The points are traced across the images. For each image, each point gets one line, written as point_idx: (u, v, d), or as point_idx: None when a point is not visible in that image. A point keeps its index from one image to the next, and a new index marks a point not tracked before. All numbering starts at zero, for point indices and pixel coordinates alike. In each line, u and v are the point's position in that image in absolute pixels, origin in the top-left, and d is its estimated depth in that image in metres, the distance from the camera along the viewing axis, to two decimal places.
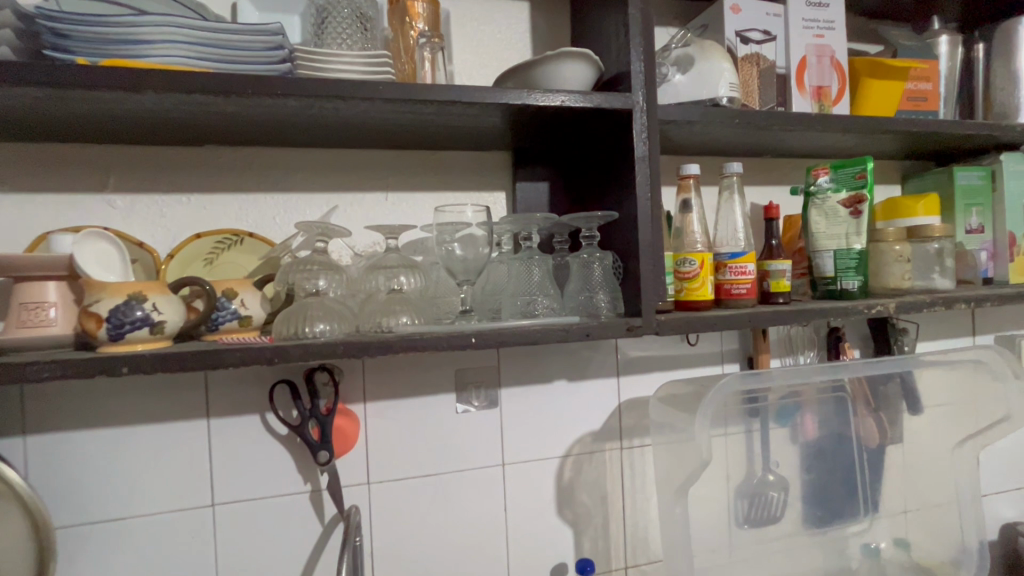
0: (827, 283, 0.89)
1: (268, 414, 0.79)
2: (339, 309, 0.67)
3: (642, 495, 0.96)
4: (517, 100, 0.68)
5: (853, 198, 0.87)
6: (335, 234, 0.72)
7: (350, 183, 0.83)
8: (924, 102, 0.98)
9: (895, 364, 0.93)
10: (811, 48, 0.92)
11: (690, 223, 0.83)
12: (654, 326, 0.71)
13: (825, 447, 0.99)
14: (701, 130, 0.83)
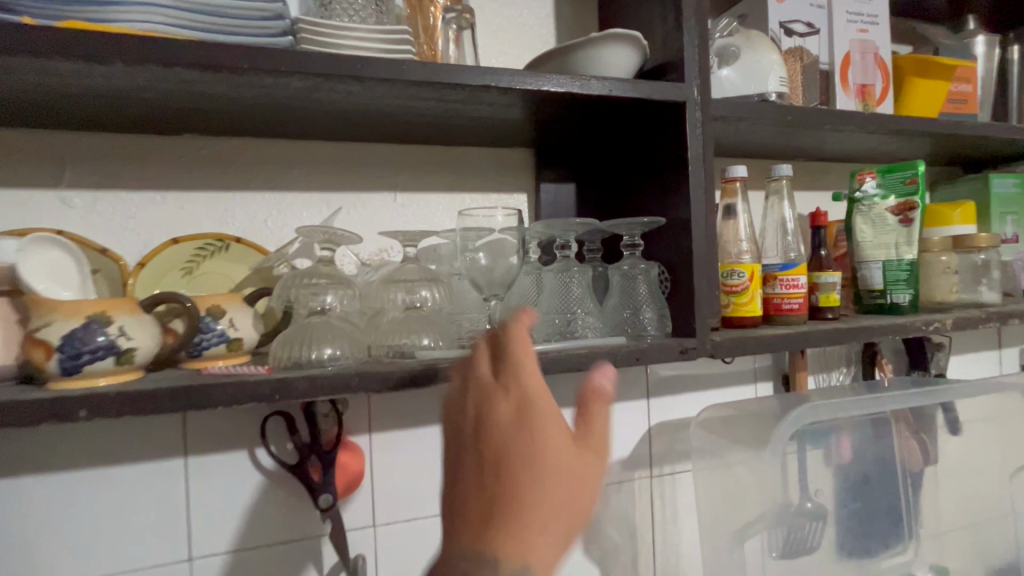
0: (874, 296, 0.82)
1: (258, 450, 0.67)
2: (350, 331, 0.57)
3: (673, 527, 0.88)
4: (560, 86, 0.58)
5: (903, 204, 0.80)
6: (345, 242, 0.61)
7: (353, 182, 0.73)
8: (965, 105, 0.92)
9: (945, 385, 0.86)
10: (855, 43, 0.85)
11: (737, 231, 0.75)
12: (709, 348, 0.63)
13: (867, 472, 0.90)
14: (746, 128, 0.76)
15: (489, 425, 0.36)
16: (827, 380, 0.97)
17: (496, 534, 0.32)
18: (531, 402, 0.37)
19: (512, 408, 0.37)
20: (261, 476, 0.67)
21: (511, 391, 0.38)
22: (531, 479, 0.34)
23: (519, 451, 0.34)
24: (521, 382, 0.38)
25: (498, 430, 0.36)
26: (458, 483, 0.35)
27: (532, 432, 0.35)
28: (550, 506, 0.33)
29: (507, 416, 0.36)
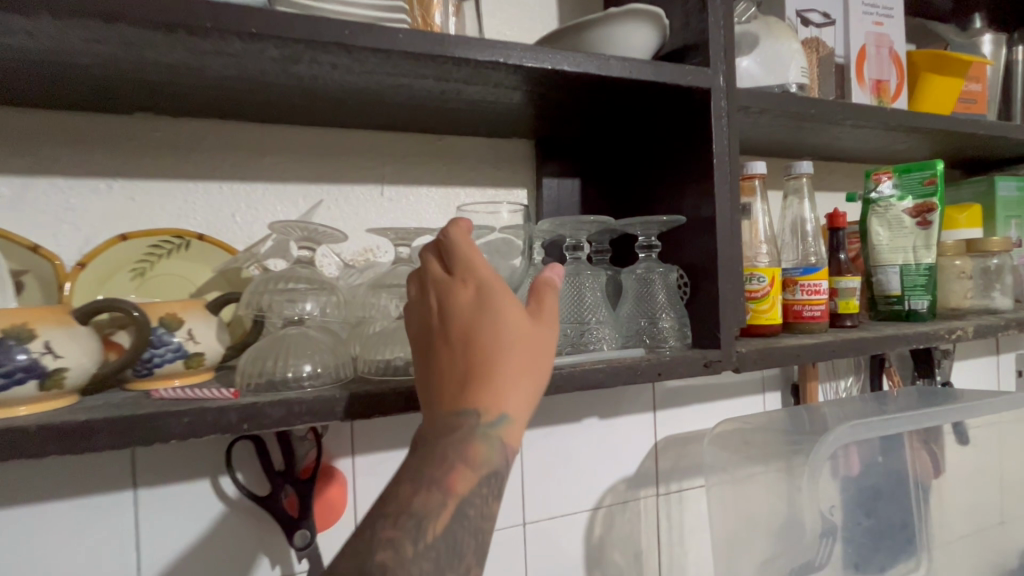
0: (890, 302, 0.79)
1: (222, 479, 0.58)
2: (331, 344, 0.49)
3: (680, 548, 0.82)
4: (579, 66, 0.51)
5: (922, 206, 0.77)
6: (326, 241, 0.53)
7: (335, 173, 0.64)
8: (974, 105, 0.88)
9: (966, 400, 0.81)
10: (870, 36, 0.81)
11: (756, 233, 0.69)
12: (734, 361, 0.57)
13: (880, 487, 0.84)
14: (764, 122, 0.71)
15: (453, 308, 0.39)
16: (834, 389, 0.94)
17: (473, 394, 0.37)
18: (485, 284, 0.40)
19: (469, 291, 0.40)
20: (227, 509, 0.58)
21: (463, 277, 0.41)
22: (496, 348, 0.38)
23: (481, 327, 0.38)
24: (474, 270, 0.41)
25: (458, 310, 0.39)
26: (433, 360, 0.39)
27: (491, 308, 0.39)
28: (520, 364, 0.38)
29: (467, 302, 0.39)
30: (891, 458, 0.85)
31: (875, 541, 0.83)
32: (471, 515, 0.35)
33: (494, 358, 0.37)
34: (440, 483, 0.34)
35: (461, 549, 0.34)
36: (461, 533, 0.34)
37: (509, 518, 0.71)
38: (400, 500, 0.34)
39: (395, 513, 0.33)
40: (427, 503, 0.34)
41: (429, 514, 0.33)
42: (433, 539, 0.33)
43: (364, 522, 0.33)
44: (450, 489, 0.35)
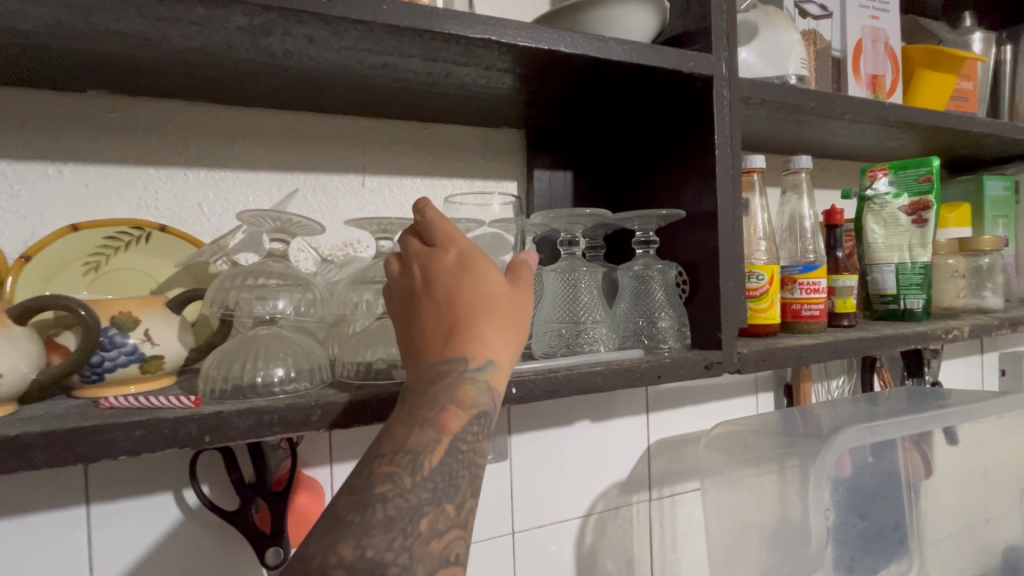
0: (886, 301, 0.78)
1: (187, 492, 0.54)
2: (307, 346, 0.45)
3: (672, 554, 0.80)
4: (576, 48, 0.48)
5: (918, 204, 0.75)
6: (301, 233, 0.48)
7: (311, 162, 0.60)
8: (965, 103, 0.87)
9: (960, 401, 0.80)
10: (867, 30, 0.79)
11: (755, 230, 0.67)
12: (735, 363, 0.55)
13: (878, 489, 0.82)
14: (762, 115, 0.68)
15: (436, 270, 0.41)
16: (827, 389, 0.92)
17: (459, 344, 0.39)
18: (466, 250, 0.42)
19: (450, 255, 0.42)
20: (193, 524, 0.54)
21: (443, 244, 0.43)
22: (478, 304, 0.40)
23: (463, 285, 0.40)
24: (454, 238, 0.43)
25: (441, 272, 0.41)
26: (418, 319, 0.41)
27: (472, 270, 0.41)
28: (500, 318, 0.40)
29: (448, 264, 0.41)
30: (882, 458, 0.82)
31: (869, 544, 0.81)
32: (466, 451, 0.36)
33: (477, 312, 0.40)
34: (434, 421, 0.36)
35: (457, 482, 0.35)
36: (457, 468, 0.35)
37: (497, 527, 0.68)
38: (395, 441, 0.35)
39: (391, 453, 0.35)
40: (422, 441, 0.35)
41: (425, 449, 0.35)
42: (429, 472, 0.34)
43: (362, 463, 0.35)
44: (443, 427, 0.36)
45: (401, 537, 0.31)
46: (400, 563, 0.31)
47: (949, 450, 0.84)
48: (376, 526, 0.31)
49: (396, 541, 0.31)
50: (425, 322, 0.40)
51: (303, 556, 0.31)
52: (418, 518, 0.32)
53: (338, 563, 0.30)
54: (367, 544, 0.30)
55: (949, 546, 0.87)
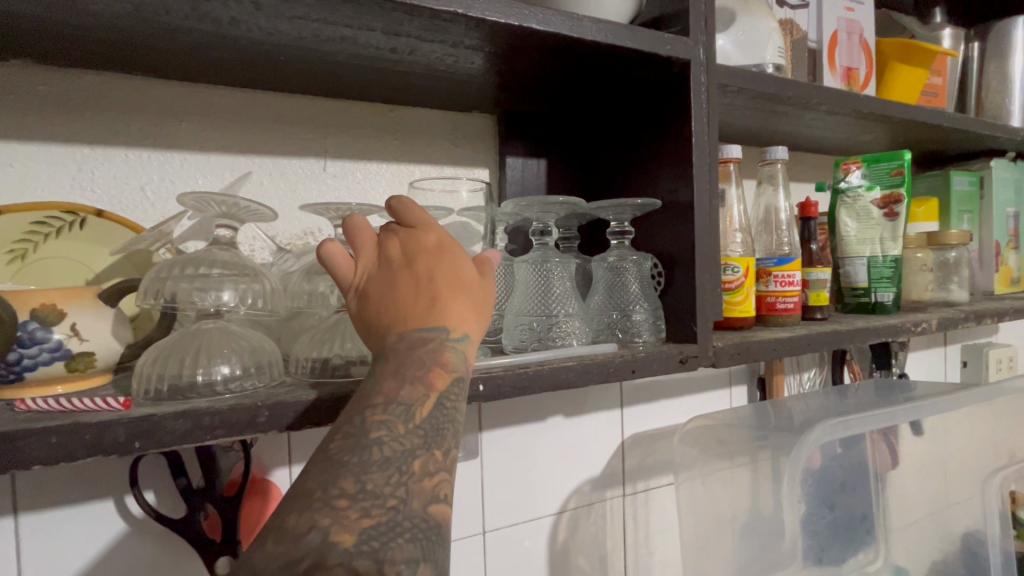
0: (857, 295, 0.78)
1: (129, 498, 0.50)
2: (256, 341, 0.41)
3: (645, 550, 0.79)
4: (547, 25, 0.45)
5: (889, 198, 0.75)
6: (250, 218, 0.45)
7: (267, 143, 0.56)
8: (935, 99, 0.88)
9: (927, 394, 0.81)
10: (842, 22, 0.79)
11: (731, 221, 0.66)
12: (710, 357, 0.53)
13: (847, 480, 0.83)
14: (739, 104, 0.67)
15: (415, 246, 0.39)
16: (798, 382, 0.93)
17: (440, 316, 0.37)
18: (445, 233, 0.40)
19: (430, 236, 0.40)
20: (138, 532, 0.50)
21: (421, 224, 0.40)
22: (458, 282, 0.38)
23: (445, 263, 0.38)
24: (432, 221, 0.41)
25: (421, 249, 0.39)
26: (390, 291, 0.37)
27: (453, 252, 0.39)
28: (476, 299, 0.39)
29: (428, 241, 0.39)
30: (852, 450, 0.83)
31: (837, 533, 0.82)
32: (450, 407, 0.34)
33: (457, 291, 0.38)
34: (422, 378, 0.34)
35: (446, 431, 0.33)
36: (445, 421, 0.33)
37: (466, 527, 0.65)
38: (386, 392, 0.33)
39: (382, 403, 0.32)
40: (411, 395, 0.33)
41: (416, 401, 0.33)
42: (421, 421, 0.32)
43: (350, 411, 0.32)
44: (430, 384, 0.34)
45: (397, 474, 0.29)
46: (397, 498, 0.28)
47: (915, 441, 0.86)
48: (374, 464, 0.29)
49: (393, 478, 0.29)
50: (400, 294, 0.37)
51: (298, 493, 0.28)
52: (411, 459, 0.30)
53: (339, 496, 0.27)
54: (367, 479, 0.28)
55: (916, 534, 0.88)
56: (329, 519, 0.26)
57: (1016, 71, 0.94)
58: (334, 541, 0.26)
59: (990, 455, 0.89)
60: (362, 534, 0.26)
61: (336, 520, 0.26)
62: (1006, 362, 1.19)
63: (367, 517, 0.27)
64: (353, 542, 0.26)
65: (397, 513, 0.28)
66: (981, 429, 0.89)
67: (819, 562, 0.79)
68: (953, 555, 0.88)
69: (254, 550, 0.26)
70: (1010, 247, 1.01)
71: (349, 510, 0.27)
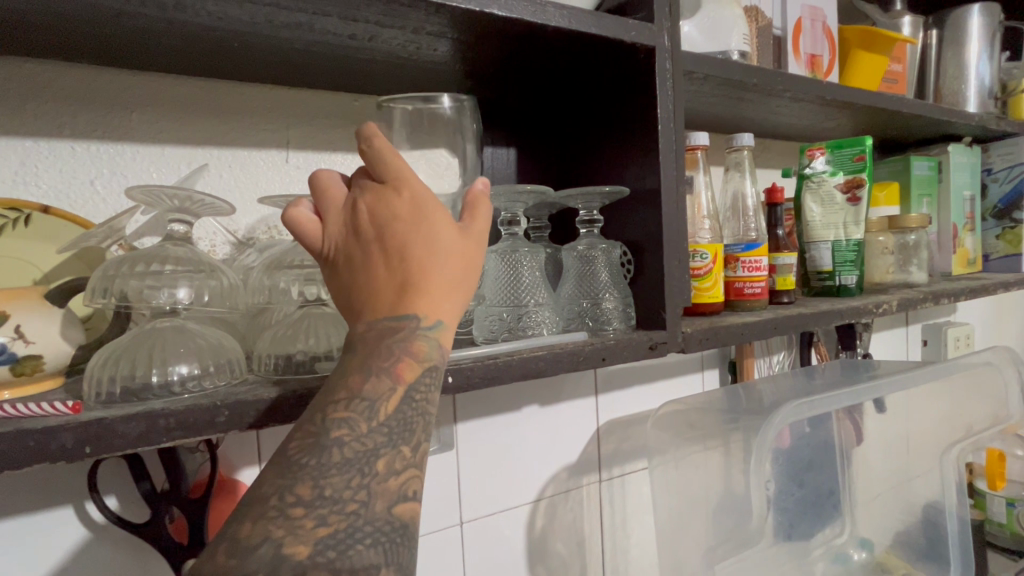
0: (822, 278, 0.80)
1: (89, 503, 0.48)
2: (215, 340, 0.40)
3: (622, 532, 0.80)
4: (509, 11, 0.44)
5: (851, 182, 0.77)
6: (205, 212, 0.43)
7: (225, 136, 0.54)
8: (895, 86, 0.90)
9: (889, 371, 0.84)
10: (806, 9, 0.80)
11: (700, 208, 0.67)
12: (679, 343, 0.54)
13: (814, 459, 0.86)
14: (706, 91, 0.67)
15: (387, 215, 0.36)
16: (768, 365, 0.95)
17: (411, 299, 0.35)
18: (420, 192, 0.37)
19: (402, 200, 0.36)
20: (97, 541, 0.48)
21: (394, 183, 0.37)
22: (432, 257, 0.35)
23: (418, 235, 0.35)
24: (406, 177, 0.37)
25: (391, 217, 0.35)
26: (360, 268, 0.36)
27: (428, 220, 0.36)
28: (453, 273, 0.36)
29: (401, 209, 0.36)
30: (819, 429, 0.87)
31: (805, 509, 0.85)
32: (420, 400, 0.33)
33: (431, 266, 0.35)
34: (389, 370, 0.33)
35: (414, 427, 0.32)
36: (414, 416, 0.32)
37: (429, 524, 0.64)
38: (349, 385, 0.32)
39: (345, 398, 0.31)
40: (376, 390, 0.32)
41: (380, 397, 0.32)
42: (386, 417, 0.31)
43: (311, 409, 0.31)
44: (398, 376, 0.33)
45: (358, 477, 0.29)
46: (358, 501, 0.28)
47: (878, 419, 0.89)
48: (333, 467, 0.28)
49: (354, 481, 0.29)
50: (370, 272, 0.35)
51: (252, 497, 0.28)
52: (374, 459, 0.30)
53: (295, 504, 0.27)
54: (325, 483, 0.28)
55: (879, 505, 0.93)
56: (282, 529, 0.26)
57: (970, 58, 0.97)
58: (286, 554, 0.26)
59: (953, 429, 0.89)
60: (317, 543, 0.26)
61: (289, 531, 0.26)
62: (964, 339, 1.24)
63: (323, 525, 0.27)
64: (307, 554, 0.26)
65: (357, 518, 0.28)
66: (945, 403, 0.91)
67: (787, 539, 0.83)
68: (915, 526, 0.91)
69: (202, 562, 0.26)
70: (967, 230, 1.05)
71: (305, 520, 0.27)
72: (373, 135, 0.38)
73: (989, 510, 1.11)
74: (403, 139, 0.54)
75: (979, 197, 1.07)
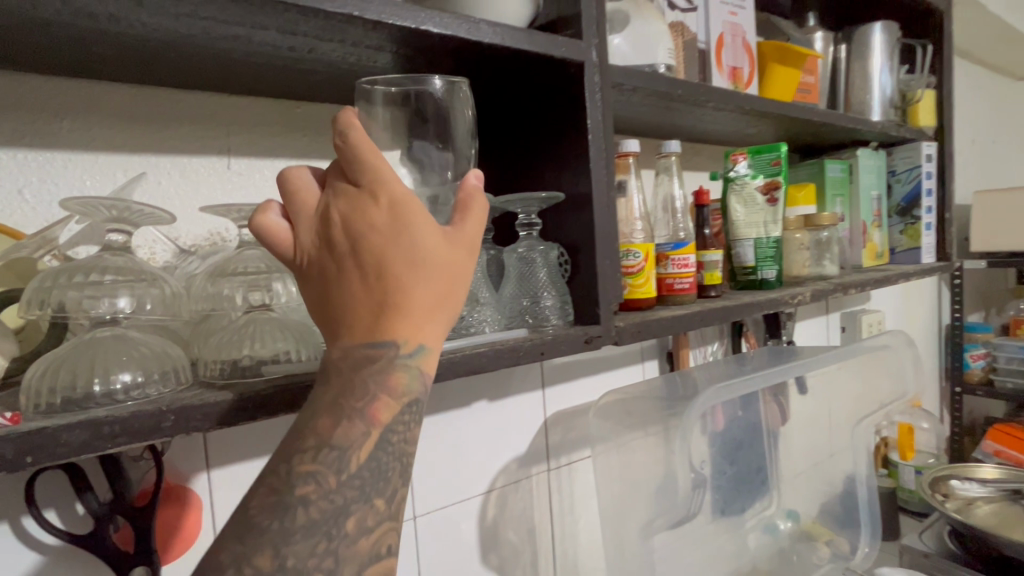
0: (746, 273, 0.86)
1: (27, 518, 0.47)
2: (160, 346, 0.41)
3: (570, 517, 0.85)
4: (443, 28, 0.46)
5: (769, 184, 0.85)
6: (144, 221, 0.43)
7: (163, 143, 0.54)
8: (808, 96, 0.99)
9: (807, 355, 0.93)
10: (727, 26, 0.87)
11: (631, 211, 0.71)
12: (613, 335, 0.58)
13: (743, 440, 0.93)
14: (637, 101, 0.72)
15: (364, 228, 0.35)
16: (703, 354, 1.02)
17: (388, 319, 0.35)
18: (397, 195, 0.36)
19: (379, 211, 0.36)
20: (35, 559, 0.47)
21: (371, 190, 0.36)
22: (411, 275, 0.35)
23: (396, 251, 0.35)
24: (382, 182, 0.36)
25: (368, 230, 0.35)
26: (337, 287, 0.36)
27: (408, 233, 0.36)
28: (433, 290, 0.36)
29: (378, 221, 0.35)
30: (748, 411, 0.94)
31: (737, 486, 0.92)
32: (396, 444, 0.33)
33: (411, 284, 0.35)
34: (363, 413, 0.33)
35: (389, 476, 0.32)
36: (390, 462, 0.33)
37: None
38: (318, 433, 0.31)
39: (314, 448, 0.31)
40: (346, 437, 0.32)
41: (351, 446, 0.32)
42: (358, 468, 0.31)
43: (275, 458, 0.31)
44: (373, 419, 0.33)
45: (325, 541, 0.29)
46: (327, 568, 0.28)
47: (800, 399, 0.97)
48: (297, 533, 0.28)
49: (319, 546, 0.29)
50: (347, 290, 0.35)
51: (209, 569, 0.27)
52: (344, 519, 0.30)
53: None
54: (288, 553, 0.28)
55: (804, 481, 1.01)
56: None
57: (873, 72, 1.07)
58: None
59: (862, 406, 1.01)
60: None
61: None
62: (876, 325, 1.37)
63: None
64: None
65: None
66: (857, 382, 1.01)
67: (722, 514, 0.90)
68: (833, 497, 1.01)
69: None
70: (875, 226, 1.16)
71: None
72: (349, 137, 0.37)
73: (902, 479, 1.25)
74: (383, 129, 0.47)
75: (885, 196, 1.19)
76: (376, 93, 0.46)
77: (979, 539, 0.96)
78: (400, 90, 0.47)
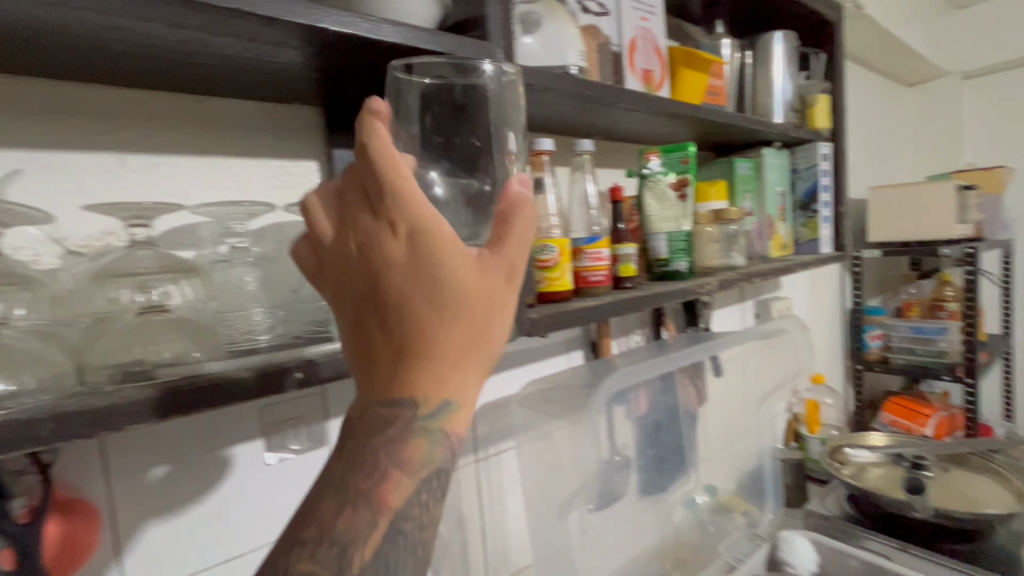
0: (661, 265, 0.92)
1: None
2: (37, 352, 0.39)
3: (500, 507, 0.87)
4: (343, 26, 0.47)
5: (679, 181, 0.90)
6: (18, 220, 0.41)
7: (43, 137, 0.51)
8: (717, 98, 1.06)
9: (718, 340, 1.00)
10: (639, 30, 0.91)
11: (546, 207, 0.74)
12: (525, 327, 0.61)
13: (662, 423, 0.98)
14: (552, 101, 0.75)
15: (382, 265, 0.34)
16: (626, 342, 1.08)
17: (408, 371, 0.35)
18: (416, 225, 0.34)
19: (398, 243, 0.34)
20: None
21: (388, 219, 0.34)
22: (430, 322, 0.34)
23: (415, 293, 0.33)
24: (399, 209, 0.34)
25: (385, 269, 0.34)
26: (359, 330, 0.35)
27: (429, 269, 0.33)
28: (459, 335, 0.34)
29: (395, 258, 0.34)
30: (667, 395, 0.98)
31: (659, 467, 0.98)
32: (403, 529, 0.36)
33: (433, 331, 0.34)
34: (373, 492, 0.35)
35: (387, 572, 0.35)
36: (394, 552, 0.36)
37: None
38: (326, 515, 0.34)
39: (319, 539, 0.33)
40: (349, 525, 0.34)
41: (358, 535, 0.34)
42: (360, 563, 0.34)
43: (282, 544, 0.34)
44: (382, 504, 0.35)
45: None
46: None
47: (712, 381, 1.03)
48: None
49: None
50: (366, 334, 0.35)
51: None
52: None
53: None
54: None
55: (718, 458, 1.09)
56: None
57: (774, 77, 1.16)
58: None
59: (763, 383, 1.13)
60: None
61: None
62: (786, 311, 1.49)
63: None
64: None
65: None
66: (759, 362, 1.12)
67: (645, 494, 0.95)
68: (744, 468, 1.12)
69: None
70: (780, 219, 1.26)
71: None
72: (365, 149, 0.34)
73: (809, 451, 1.36)
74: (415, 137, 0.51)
75: (789, 191, 1.29)
76: (410, 86, 0.50)
77: (865, 498, 1.07)
78: (434, 82, 0.51)
